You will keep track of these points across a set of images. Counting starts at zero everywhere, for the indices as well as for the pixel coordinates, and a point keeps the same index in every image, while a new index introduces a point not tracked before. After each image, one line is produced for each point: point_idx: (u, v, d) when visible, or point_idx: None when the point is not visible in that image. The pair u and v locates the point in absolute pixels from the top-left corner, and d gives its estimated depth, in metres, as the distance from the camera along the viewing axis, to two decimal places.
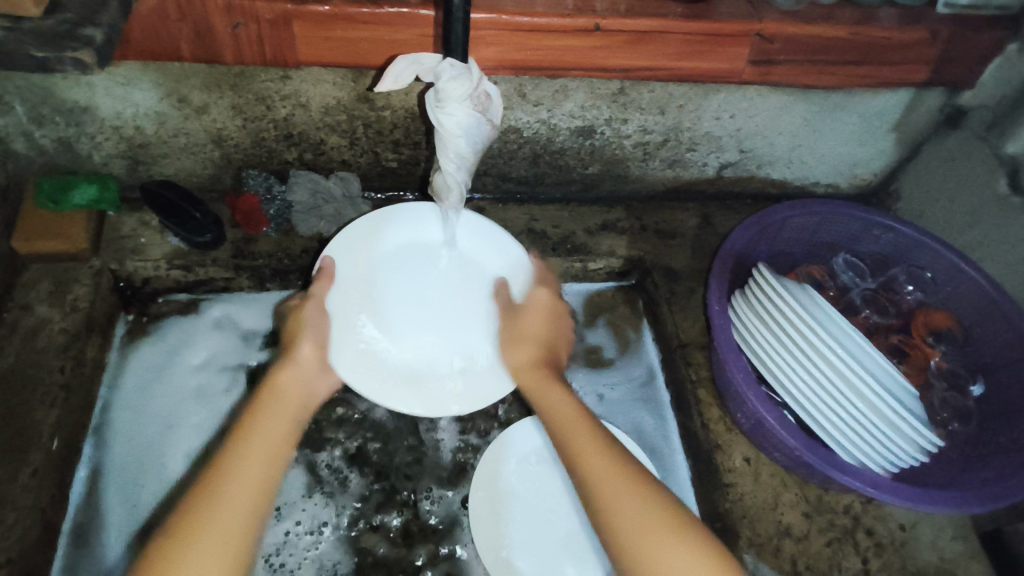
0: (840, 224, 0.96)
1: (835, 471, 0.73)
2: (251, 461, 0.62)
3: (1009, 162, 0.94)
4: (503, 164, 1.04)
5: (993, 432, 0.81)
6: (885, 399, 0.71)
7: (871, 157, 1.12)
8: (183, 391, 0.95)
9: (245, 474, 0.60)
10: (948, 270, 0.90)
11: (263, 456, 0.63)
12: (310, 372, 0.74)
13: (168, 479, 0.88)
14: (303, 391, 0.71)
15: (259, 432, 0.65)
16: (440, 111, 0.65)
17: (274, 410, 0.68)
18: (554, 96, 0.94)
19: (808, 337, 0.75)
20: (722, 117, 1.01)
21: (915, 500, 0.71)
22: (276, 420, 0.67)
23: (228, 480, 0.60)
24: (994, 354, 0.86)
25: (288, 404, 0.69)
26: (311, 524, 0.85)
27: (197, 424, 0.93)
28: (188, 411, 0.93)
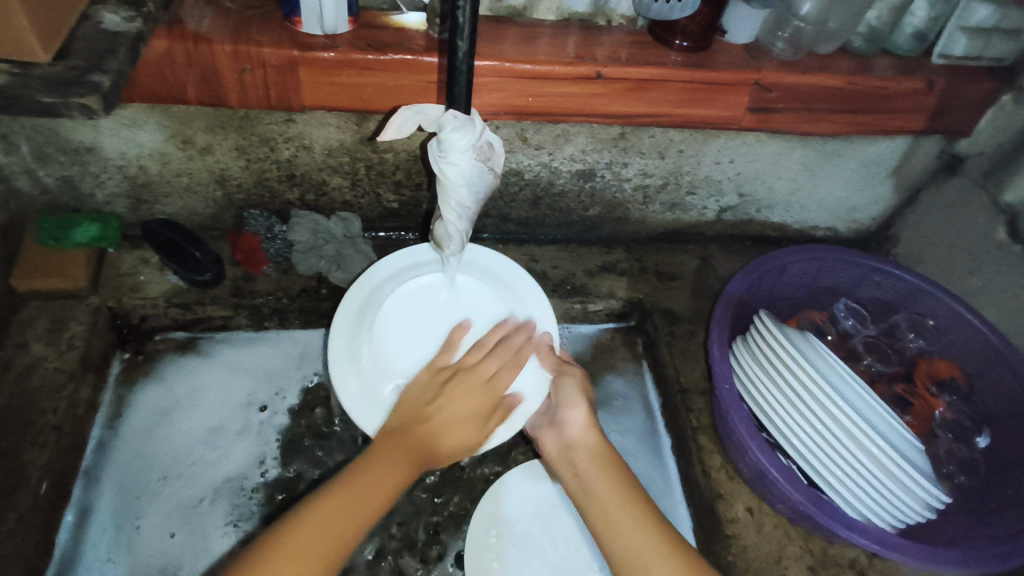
0: (842, 271, 0.95)
1: (843, 528, 0.71)
2: (362, 492, 0.65)
3: (1008, 211, 0.94)
4: (504, 206, 1.04)
5: (1000, 484, 0.79)
6: (894, 460, 0.70)
7: (870, 202, 1.13)
8: (185, 430, 0.94)
9: (336, 521, 0.62)
10: (951, 318, 0.89)
11: (374, 490, 0.66)
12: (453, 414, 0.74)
13: (158, 527, 0.86)
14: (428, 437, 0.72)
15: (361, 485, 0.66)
16: (443, 161, 0.64)
17: (381, 465, 0.68)
18: (555, 141, 0.95)
19: (814, 389, 0.74)
20: (722, 162, 1.02)
21: (922, 559, 0.69)
22: (382, 471, 0.68)
23: (320, 517, 0.62)
24: (999, 405, 0.85)
25: (406, 443, 0.71)
26: None
27: (194, 467, 0.91)
28: (192, 449, 0.92)
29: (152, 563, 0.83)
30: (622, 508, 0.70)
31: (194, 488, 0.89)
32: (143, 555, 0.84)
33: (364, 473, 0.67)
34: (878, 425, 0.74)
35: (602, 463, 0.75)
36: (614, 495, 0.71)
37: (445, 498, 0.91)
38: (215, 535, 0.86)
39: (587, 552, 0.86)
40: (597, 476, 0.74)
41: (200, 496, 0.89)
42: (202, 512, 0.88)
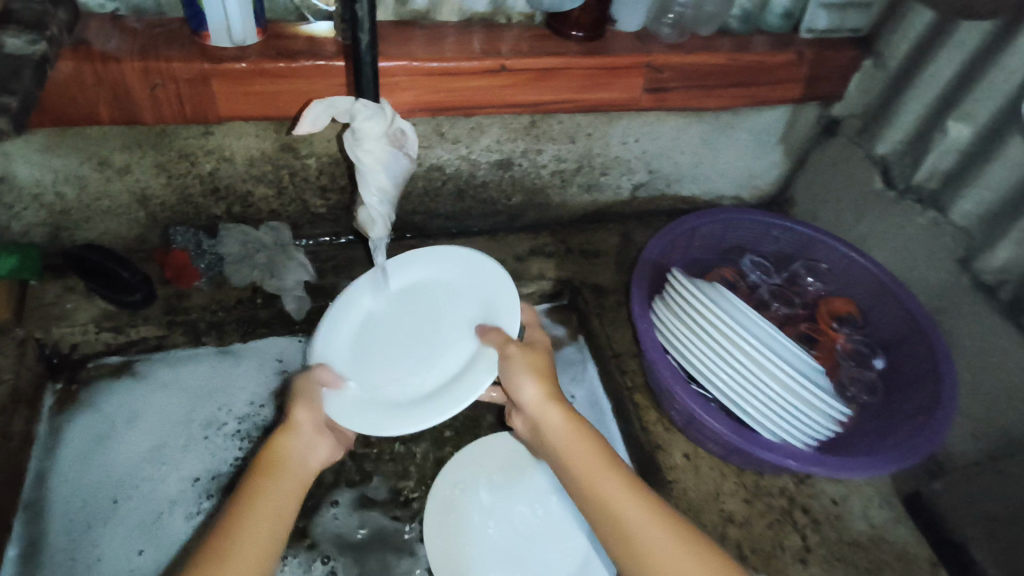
0: (745, 229, 1.04)
1: (763, 451, 0.78)
2: (256, 536, 0.61)
3: (881, 162, 1.06)
4: (430, 201, 1.09)
5: (897, 401, 0.89)
6: (794, 381, 0.78)
7: (767, 168, 1.23)
8: (131, 454, 0.92)
9: None
10: (841, 261, 1.00)
11: (261, 532, 0.62)
12: (305, 440, 0.72)
13: (109, 548, 0.84)
14: (299, 462, 0.70)
15: (241, 529, 0.61)
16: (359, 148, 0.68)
17: (260, 510, 0.63)
18: (470, 133, 1.00)
19: (724, 328, 0.81)
20: (628, 142, 1.09)
21: (834, 468, 0.77)
22: (256, 521, 0.62)
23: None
24: (889, 332, 0.95)
25: (286, 482, 0.68)
26: None
27: (141, 486, 0.90)
28: (141, 470, 0.91)
29: None
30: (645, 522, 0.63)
31: (142, 507, 0.88)
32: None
33: (228, 542, 0.60)
34: (783, 355, 0.82)
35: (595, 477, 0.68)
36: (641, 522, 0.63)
37: (400, 483, 0.94)
38: (174, 543, 0.86)
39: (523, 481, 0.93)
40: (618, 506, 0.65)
41: (151, 512, 0.88)
42: (157, 528, 0.87)
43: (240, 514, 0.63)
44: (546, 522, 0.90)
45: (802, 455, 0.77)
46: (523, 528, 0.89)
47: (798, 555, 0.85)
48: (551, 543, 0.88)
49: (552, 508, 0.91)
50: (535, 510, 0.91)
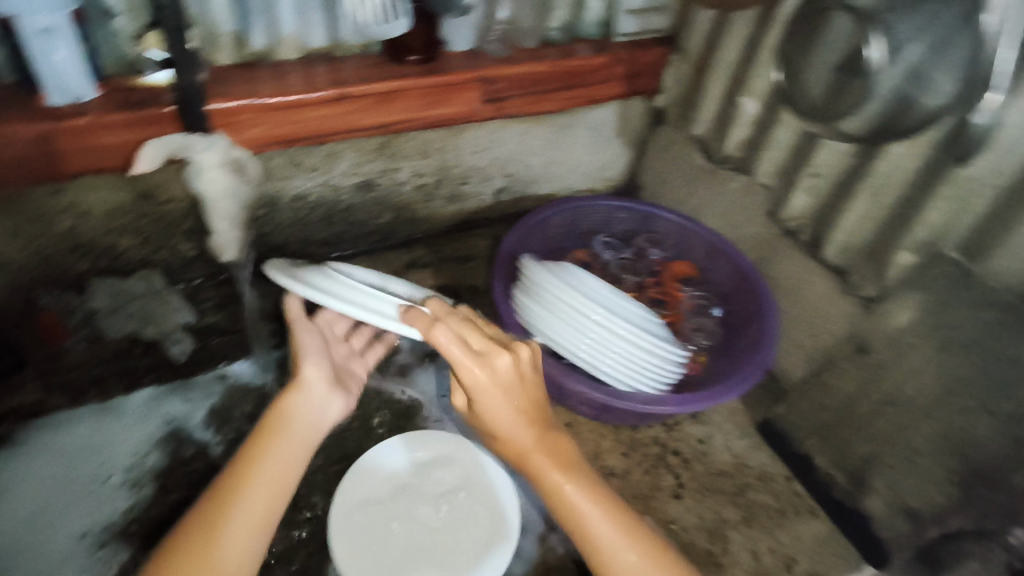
0: (593, 214, 1.15)
1: (621, 401, 0.87)
2: (272, 479, 0.76)
3: (699, 140, 1.21)
4: (301, 230, 1.14)
5: (731, 341, 1.03)
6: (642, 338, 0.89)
7: (612, 160, 1.37)
8: (18, 523, 0.90)
9: (240, 522, 0.72)
10: (676, 230, 1.13)
11: (280, 473, 0.76)
12: (317, 398, 0.85)
13: None
14: (307, 423, 0.82)
15: (256, 474, 0.75)
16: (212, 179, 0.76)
17: (269, 460, 0.77)
18: (326, 160, 1.06)
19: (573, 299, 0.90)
20: (478, 150, 1.19)
21: (679, 404, 0.87)
22: (271, 467, 0.76)
23: (200, 537, 0.70)
24: (722, 284, 1.09)
25: (291, 438, 0.79)
26: None
27: (26, 556, 0.88)
28: (29, 536, 0.89)
29: None
30: (597, 509, 0.76)
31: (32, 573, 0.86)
32: None
33: (249, 480, 0.75)
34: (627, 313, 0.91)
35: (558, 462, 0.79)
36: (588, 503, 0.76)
37: (303, 502, 0.97)
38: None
39: (430, 483, 0.96)
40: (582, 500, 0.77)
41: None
42: None
43: (244, 471, 0.75)
44: (445, 513, 0.93)
45: (652, 399, 0.87)
46: (429, 525, 0.92)
47: (672, 492, 0.95)
48: (458, 533, 0.91)
49: (457, 502, 0.95)
50: (441, 506, 0.94)
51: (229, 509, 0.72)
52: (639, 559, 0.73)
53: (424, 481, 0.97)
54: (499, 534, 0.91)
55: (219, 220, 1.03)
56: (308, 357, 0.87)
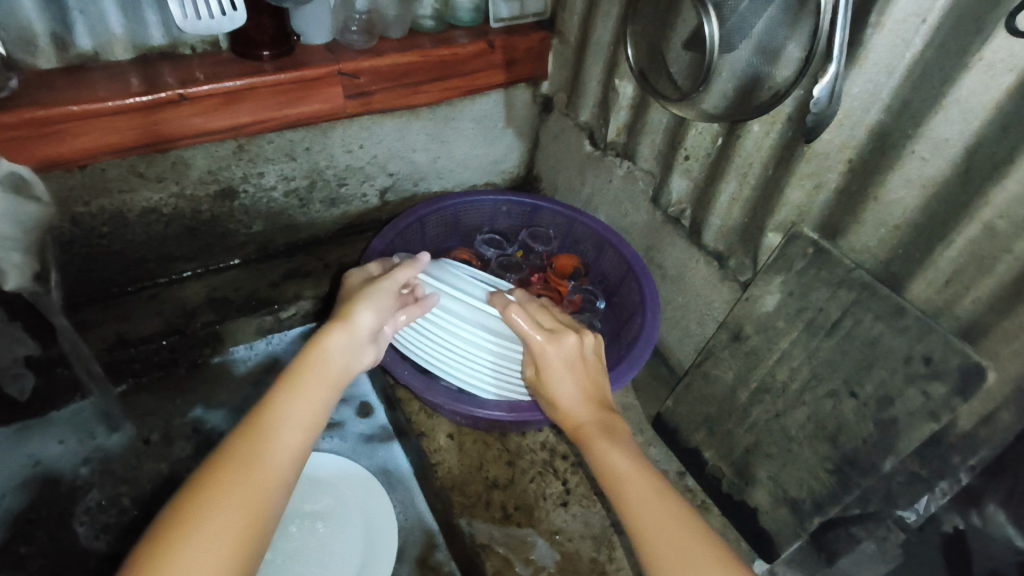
0: (474, 211, 1.10)
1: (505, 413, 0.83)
2: (301, 421, 0.64)
3: (586, 127, 1.16)
4: (159, 245, 1.05)
5: (618, 334, 1.00)
6: (502, 343, 0.83)
7: (506, 153, 1.31)
8: None
9: (262, 470, 0.59)
10: (562, 223, 1.09)
11: (308, 416, 0.64)
12: (352, 341, 0.71)
13: None
14: (341, 365, 0.69)
15: (281, 417, 0.63)
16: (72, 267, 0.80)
17: (296, 400, 0.64)
18: (174, 168, 0.97)
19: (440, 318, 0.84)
20: (352, 149, 1.12)
21: None
22: (297, 408, 0.64)
23: (228, 477, 0.58)
24: (611, 276, 1.05)
25: (322, 376, 0.67)
26: None
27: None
28: None
29: None
30: (641, 479, 0.64)
31: None
32: None
33: (274, 419, 0.62)
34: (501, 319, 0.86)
35: (598, 429, 0.69)
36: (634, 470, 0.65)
37: None
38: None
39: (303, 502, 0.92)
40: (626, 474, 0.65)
41: None
42: None
43: (275, 407, 0.64)
44: (319, 530, 0.89)
45: (510, 405, 0.83)
46: (303, 546, 0.88)
47: (559, 499, 0.91)
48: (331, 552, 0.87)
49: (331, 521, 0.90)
50: (315, 525, 0.89)
51: (260, 451, 0.60)
52: (672, 521, 0.60)
53: (298, 501, 0.91)
54: (376, 545, 0.88)
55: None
56: (361, 298, 0.73)
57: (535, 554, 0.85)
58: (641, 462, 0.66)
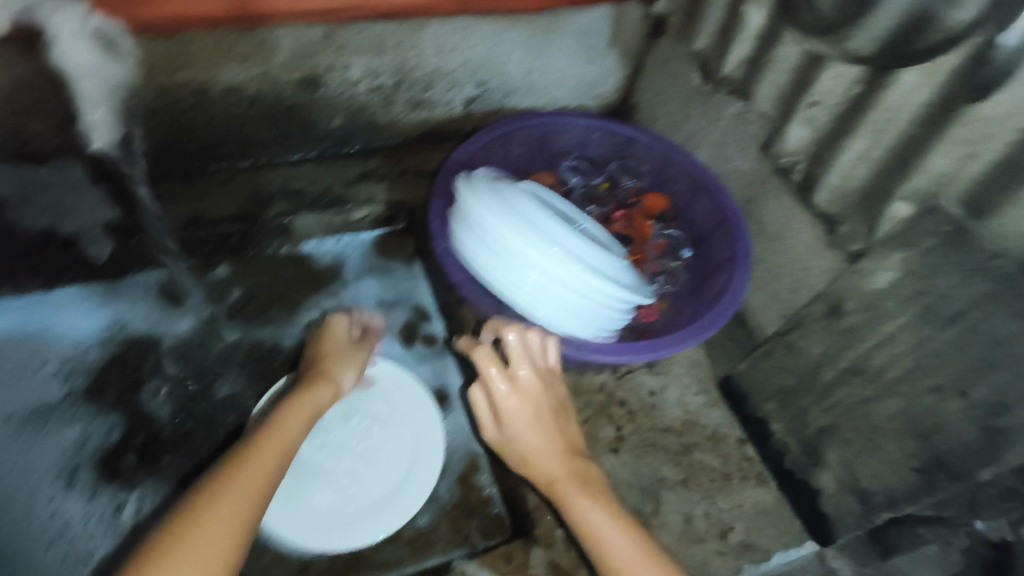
0: (566, 133, 1.01)
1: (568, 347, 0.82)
2: (290, 441, 0.74)
3: (699, 57, 1.05)
4: (237, 129, 1.00)
5: (699, 289, 0.94)
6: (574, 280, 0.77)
7: (603, 75, 1.19)
8: None
9: (262, 469, 0.69)
10: (658, 158, 1.00)
11: (295, 440, 0.75)
12: (335, 390, 0.84)
13: None
14: (314, 409, 0.80)
15: (279, 437, 0.73)
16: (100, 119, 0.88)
17: (285, 426, 0.75)
18: (261, 49, 0.92)
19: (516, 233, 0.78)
20: (445, 50, 1.03)
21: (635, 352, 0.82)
22: (290, 431, 0.75)
23: (237, 479, 0.66)
24: (703, 225, 0.96)
25: (303, 411, 0.78)
26: (86, 512, 0.86)
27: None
28: None
29: None
30: (623, 536, 0.71)
31: None
32: None
33: (269, 436, 0.73)
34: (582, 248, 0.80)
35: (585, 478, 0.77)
36: (615, 526, 0.72)
37: (221, 418, 0.94)
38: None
39: (361, 404, 0.93)
40: (618, 531, 0.72)
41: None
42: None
43: (276, 428, 0.74)
44: (372, 433, 0.91)
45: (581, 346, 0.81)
46: (357, 446, 0.90)
47: (610, 445, 0.89)
48: (382, 457, 0.90)
49: (386, 426, 0.92)
50: (369, 428, 0.91)
51: (259, 460, 0.69)
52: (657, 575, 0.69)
53: (357, 399, 0.93)
54: (421, 461, 0.90)
55: (91, 105, 0.86)
56: (338, 356, 0.87)
57: None
58: (625, 519, 0.73)
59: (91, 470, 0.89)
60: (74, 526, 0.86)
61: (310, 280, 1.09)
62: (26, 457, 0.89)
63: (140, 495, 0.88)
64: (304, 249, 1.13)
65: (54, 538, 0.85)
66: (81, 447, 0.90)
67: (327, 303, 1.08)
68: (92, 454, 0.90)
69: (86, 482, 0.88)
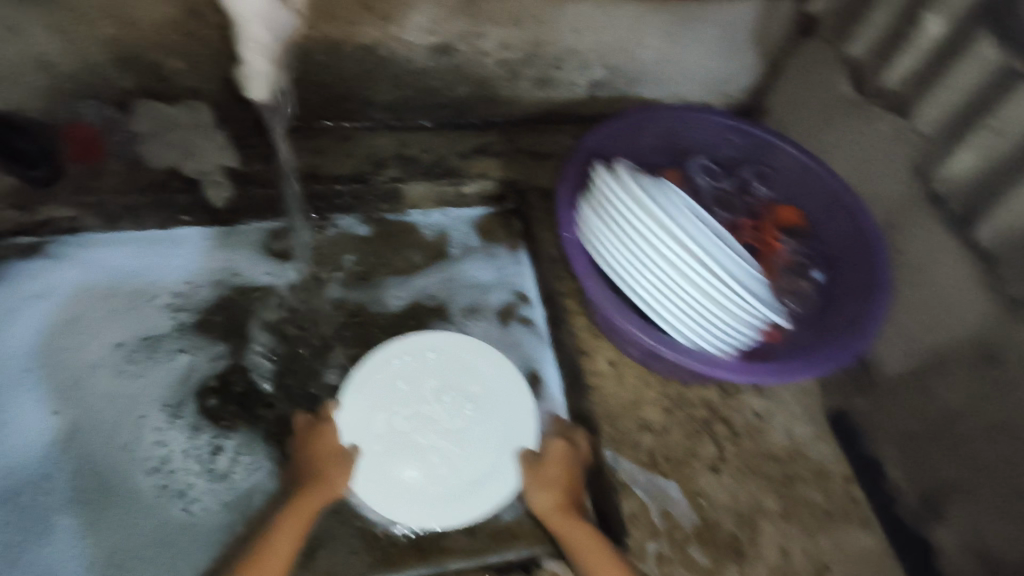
0: (698, 130, 0.97)
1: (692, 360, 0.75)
2: (291, 539, 0.76)
3: (851, 65, 0.96)
4: (366, 88, 1.00)
5: (830, 313, 0.87)
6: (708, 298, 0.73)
7: (736, 73, 1.12)
8: (47, 325, 0.93)
9: None
10: (795, 168, 0.94)
11: (295, 534, 0.76)
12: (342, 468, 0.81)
13: (29, 414, 0.87)
14: (319, 496, 0.79)
15: (278, 538, 0.75)
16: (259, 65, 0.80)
17: (287, 523, 0.76)
18: (401, 10, 0.90)
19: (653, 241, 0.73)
20: (581, 30, 0.99)
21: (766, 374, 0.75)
22: (288, 529, 0.76)
23: None
24: (837, 245, 0.91)
25: (305, 506, 0.78)
26: (187, 446, 0.88)
27: (61, 354, 0.91)
28: (61, 338, 0.92)
29: (25, 461, 0.85)
30: None
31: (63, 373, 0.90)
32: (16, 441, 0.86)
33: (268, 540, 0.75)
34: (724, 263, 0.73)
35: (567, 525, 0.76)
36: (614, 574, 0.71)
37: (319, 378, 0.94)
38: (96, 402, 0.89)
39: (457, 382, 0.91)
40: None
41: (74, 377, 0.90)
42: (85, 386, 0.90)
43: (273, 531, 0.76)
44: (465, 412, 0.89)
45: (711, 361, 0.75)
46: (448, 425, 0.88)
47: (711, 464, 0.85)
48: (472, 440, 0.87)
49: (479, 408, 0.90)
50: (462, 408, 0.89)
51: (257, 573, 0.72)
52: None
53: (455, 375, 0.91)
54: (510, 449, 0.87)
55: (254, 55, 0.78)
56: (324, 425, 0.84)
57: (676, 510, 0.81)
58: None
59: (196, 406, 0.90)
60: (176, 459, 0.87)
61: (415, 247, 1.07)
62: (137, 387, 0.91)
63: (239, 440, 0.89)
64: (408, 218, 1.10)
65: (157, 467, 0.86)
66: (187, 384, 0.92)
67: (429, 278, 1.05)
68: (195, 392, 0.91)
69: (189, 419, 0.89)
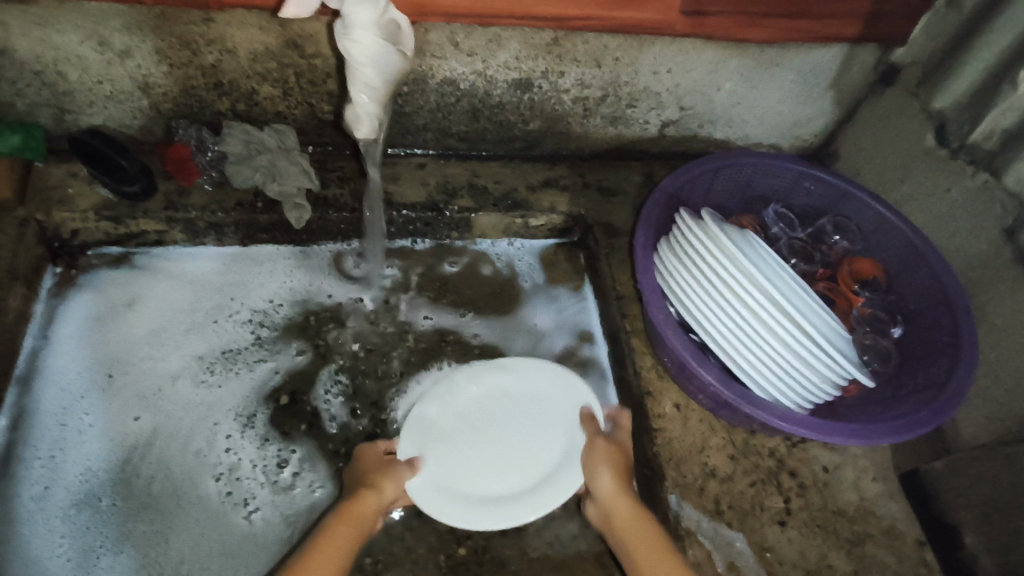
0: (774, 176, 0.97)
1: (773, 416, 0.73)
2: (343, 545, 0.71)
3: (937, 117, 0.94)
4: (443, 118, 1.03)
5: (910, 371, 0.85)
6: (783, 353, 0.72)
7: (811, 117, 1.12)
8: (134, 335, 0.96)
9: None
10: (875, 220, 0.93)
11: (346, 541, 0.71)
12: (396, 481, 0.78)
13: (111, 420, 0.90)
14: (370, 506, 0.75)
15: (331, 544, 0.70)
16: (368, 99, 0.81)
17: (339, 526, 0.72)
18: (487, 46, 0.92)
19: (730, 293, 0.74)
20: (659, 71, 1.00)
21: (853, 435, 0.72)
22: (340, 535, 0.71)
23: None
24: (916, 300, 0.90)
25: (354, 516, 0.73)
26: (254, 457, 0.90)
27: (144, 363, 0.95)
28: (146, 348, 0.96)
29: (102, 465, 0.88)
30: None
31: (145, 380, 0.94)
32: (96, 446, 0.88)
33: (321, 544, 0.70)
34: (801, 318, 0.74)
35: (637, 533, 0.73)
36: None
37: (384, 402, 0.96)
38: (174, 410, 0.92)
39: (519, 410, 0.89)
40: None
41: (155, 386, 0.94)
42: (163, 395, 0.93)
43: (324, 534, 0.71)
44: (528, 440, 0.87)
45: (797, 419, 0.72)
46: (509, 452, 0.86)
47: (777, 516, 0.83)
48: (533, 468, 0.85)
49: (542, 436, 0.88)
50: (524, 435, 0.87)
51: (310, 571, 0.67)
52: None
53: (519, 401, 0.89)
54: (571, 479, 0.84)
55: (362, 94, 0.81)
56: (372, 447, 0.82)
57: (742, 563, 0.79)
58: None
59: (266, 420, 0.92)
60: (243, 468, 0.89)
61: (484, 279, 1.09)
62: (214, 397, 0.94)
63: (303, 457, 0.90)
64: (477, 247, 1.11)
65: (225, 474, 0.88)
66: (259, 397, 0.94)
67: (493, 309, 1.06)
68: (263, 408, 0.93)
69: (257, 432, 0.91)
